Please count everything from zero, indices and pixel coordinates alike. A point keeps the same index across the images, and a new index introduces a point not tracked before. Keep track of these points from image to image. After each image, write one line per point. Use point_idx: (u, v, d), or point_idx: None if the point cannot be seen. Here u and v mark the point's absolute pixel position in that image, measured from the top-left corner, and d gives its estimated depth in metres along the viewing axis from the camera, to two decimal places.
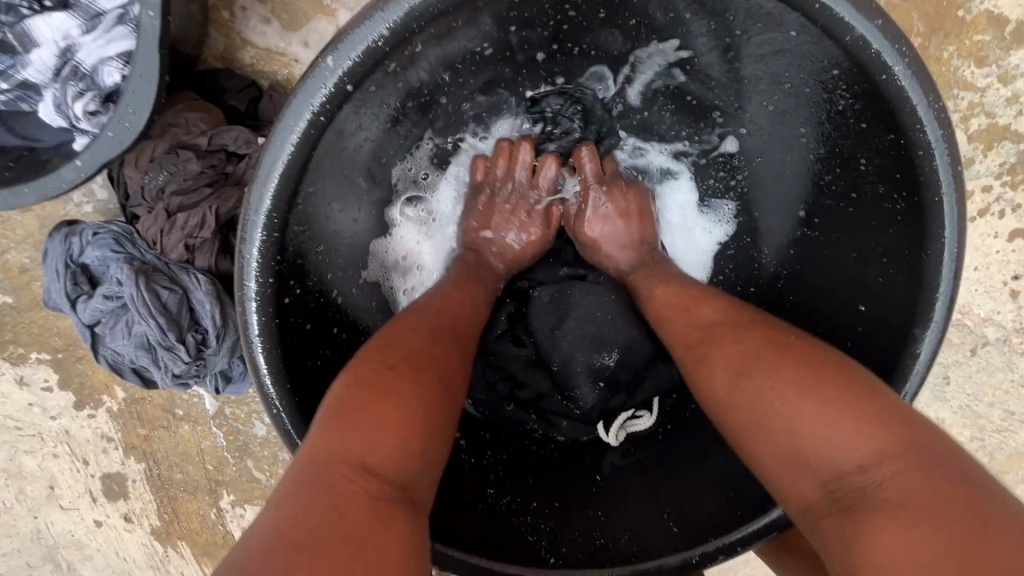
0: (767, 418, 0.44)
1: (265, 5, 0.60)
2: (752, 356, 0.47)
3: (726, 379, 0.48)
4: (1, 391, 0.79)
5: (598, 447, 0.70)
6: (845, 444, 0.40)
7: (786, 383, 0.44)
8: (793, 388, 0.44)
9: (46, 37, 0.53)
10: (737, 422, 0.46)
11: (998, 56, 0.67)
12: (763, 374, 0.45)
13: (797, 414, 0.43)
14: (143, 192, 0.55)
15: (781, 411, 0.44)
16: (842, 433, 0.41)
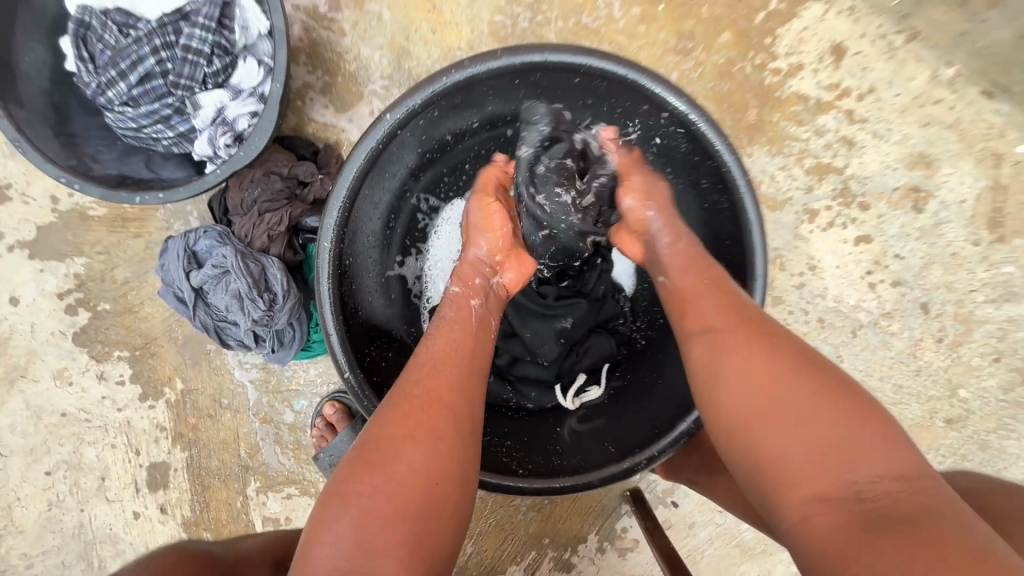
0: (784, 433, 0.51)
1: (325, 96, 0.92)
2: (779, 371, 0.54)
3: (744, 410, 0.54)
4: (81, 387, 0.98)
5: (558, 410, 0.89)
6: (866, 458, 0.48)
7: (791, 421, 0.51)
8: (805, 407, 0.51)
9: (207, 103, 0.74)
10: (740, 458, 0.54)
11: (809, 119, 0.99)
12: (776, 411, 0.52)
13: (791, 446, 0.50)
14: (242, 203, 0.81)
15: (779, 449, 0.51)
16: (862, 457, 0.48)
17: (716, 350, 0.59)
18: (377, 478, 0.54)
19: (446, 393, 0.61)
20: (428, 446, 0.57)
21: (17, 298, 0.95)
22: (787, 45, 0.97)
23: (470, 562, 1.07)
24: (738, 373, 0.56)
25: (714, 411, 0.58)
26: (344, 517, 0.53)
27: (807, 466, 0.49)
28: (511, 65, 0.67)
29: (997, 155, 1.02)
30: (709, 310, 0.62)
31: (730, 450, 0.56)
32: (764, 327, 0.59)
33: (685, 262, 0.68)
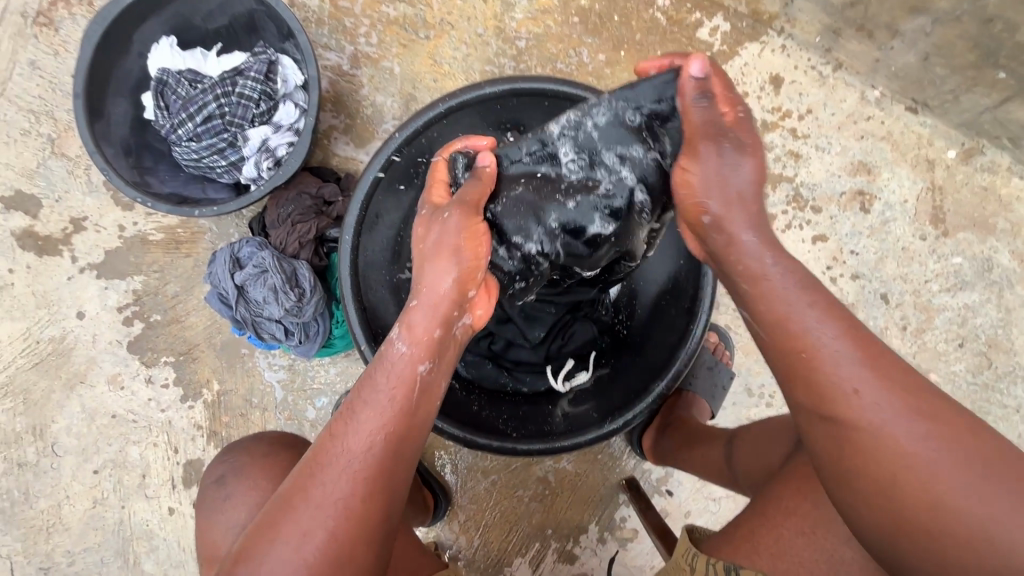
0: (958, 524, 0.50)
1: (346, 135, 1.12)
2: (940, 452, 0.51)
3: (852, 386, 0.55)
4: (131, 390, 1.11)
5: (551, 394, 0.99)
6: (955, 469, 0.51)
7: (901, 409, 0.53)
8: (982, 489, 0.50)
9: (254, 136, 0.94)
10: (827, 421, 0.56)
11: (758, 137, 1.16)
12: (885, 398, 0.54)
13: (892, 427, 0.53)
14: (278, 218, 0.98)
15: (883, 429, 0.53)
16: (940, 453, 0.51)
17: (867, 426, 0.54)
18: (309, 516, 0.59)
19: (393, 432, 0.62)
20: (365, 486, 0.60)
21: (83, 312, 1.11)
22: (732, 78, 1.16)
23: (478, 555, 1.13)
24: (897, 448, 0.52)
25: (856, 473, 0.55)
26: (288, 550, 0.58)
27: (973, 547, 0.49)
28: (492, 92, 0.85)
29: (929, 160, 1.16)
30: (837, 351, 0.56)
31: (868, 511, 0.54)
32: (908, 392, 0.54)
33: (811, 301, 0.59)
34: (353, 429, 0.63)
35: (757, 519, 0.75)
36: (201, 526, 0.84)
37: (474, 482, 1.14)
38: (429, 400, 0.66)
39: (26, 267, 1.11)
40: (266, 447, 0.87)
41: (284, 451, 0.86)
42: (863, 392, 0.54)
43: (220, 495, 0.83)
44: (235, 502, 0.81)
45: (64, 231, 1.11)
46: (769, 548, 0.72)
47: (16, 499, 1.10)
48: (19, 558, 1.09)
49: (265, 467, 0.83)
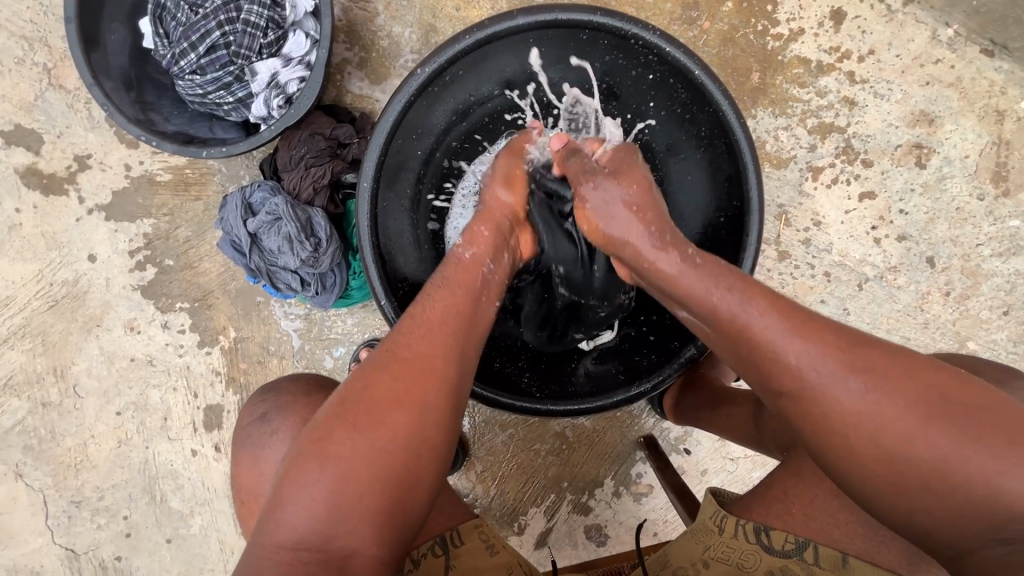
0: (963, 490, 0.51)
1: (361, 70, 1.03)
2: (909, 428, 0.52)
3: (855, 409, 0.53)
4: (148, 335, 1.10)
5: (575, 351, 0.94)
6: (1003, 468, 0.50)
7: (907, 408, 0.52)
8: (966, 441, 0.51)
9: (262, 70, 0.86)
10: (827, 438, 0.55)
11: (811, 80, 1.06)
12: (895, 397, 0.53)
13: (917, 432, 0.52)
14: (290, 160, 0.92)
15: (885, 429, 0.52)
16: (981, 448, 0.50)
17: (809, 390, 0.55)
18: (324, 464, 0.55)
19: (423, 382, 0.59)
20: (396, 419, 0.57)
21: (95, 255, 1.08)
22: (787, 12, 1.05)
23: (494, 503, 1.15)
24: (864, 430, 0.53)
25: (836, 454, 0.55)
26: (310, 484, 0.55)
27: (981, 500, 0.50)
28: (527, 22, 0.75)
29: (999, 111, 1.06)
30: (791, 346, 0.56)
31: (888, 499, 0.54)
32: (845, 346, 0.55)
33: (749, 293, 0.60)
34: (381, 369, 0.60)
35: (787, 480, 0.72)
36: (241, 464, 0.77)
37: (491, 435, 1.15)
38: (453, 373, 0.62)
39: (33, 207, 1.08)
40: (307, 388, 0.79)
41: (327, 392, 0.78)
42: (873, 398, 0.53)
43: (264, 432, 0.75)
44: (280, 439, 0.74)
45: (68, 169, 1.07)
46: (802, 509, 0.69)
47: (43, 437, 1.12)
48: (51, 492, 1.13)
49: (309, 404, 0.75)
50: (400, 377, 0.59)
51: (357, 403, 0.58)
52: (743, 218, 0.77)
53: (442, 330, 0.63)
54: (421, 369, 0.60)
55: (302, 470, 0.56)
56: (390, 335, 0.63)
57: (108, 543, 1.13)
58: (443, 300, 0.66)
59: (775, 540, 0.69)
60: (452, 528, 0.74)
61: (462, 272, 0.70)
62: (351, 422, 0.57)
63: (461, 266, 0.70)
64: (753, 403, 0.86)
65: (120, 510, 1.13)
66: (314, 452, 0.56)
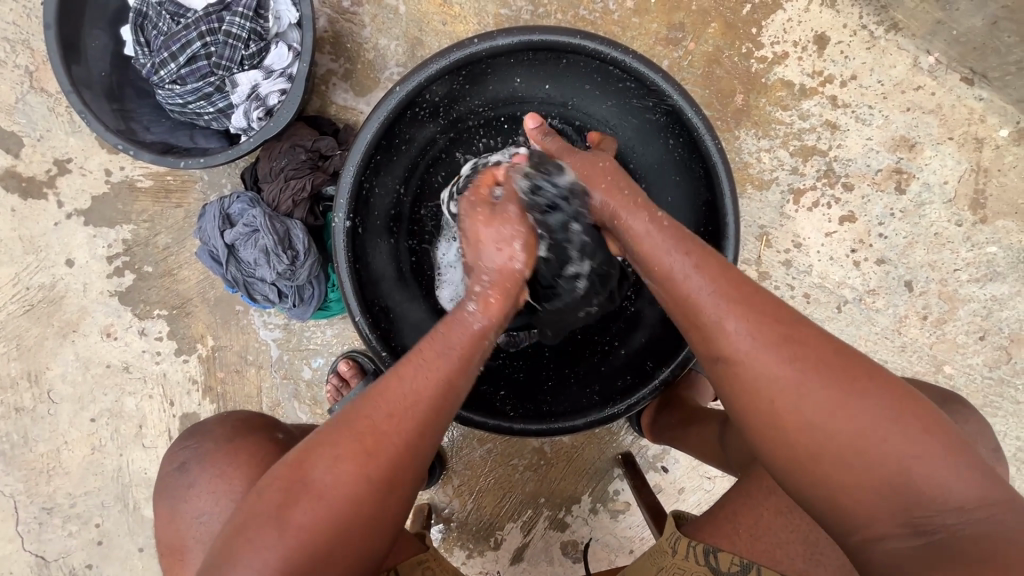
0: (880, 478, 0.50)
1: (346, 82, 1.03)
2: (823, 399, 0.52)
3: (776, 386, 0.53)
4: (125, 341, 1.09)
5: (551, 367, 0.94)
6: (910, 448, 0.50)
7: (806, 365, 0.53)
8: (885, 420, 0.51)
9: (243, 82, 0.86)
10: (745, 407, 0.56)
11: (794, 104, 1.06)
12: (795, 363, 0.53)
13: (822, 402, 0.52)
14: (271, 171, 0.92)
15: (796, 403, 0.53)
16: (888, 430, 0.50)
17: (737, 359, 0.55)
18: (276, 534, 0.53)
19: (375, 460, 0.56)
20: (363, 496, 0.55)
21: (72, 260, 1.07)
22: (772, 36, 1.05)
23: (470, 517, 1.15)
24: (779, 396, 0.53)
25: (753, 419, 0.55)
26: (262, 551, 0.53)
27: (895, 489, 0.50)
28: (507, 43, 0.75)
29: (978, 139, 1.07)
30: (723, 313, 0.56)
31: (793, 474, 0.54)
32: (745, 296, 0.57)
33: (694, 260, 0.61)
34: (352, 445, 0.56)
35: (739, 499, 0.72)
36: (161, 508, 0.75)
37: (469, 449, 1.14)
38: (414, 446, 0.58)
39: (11, 210, 1.07)
40: (230, 430, 0.75)
41: (252, 435, 0.75)
42: (788, 372, 0.53)
43: (183, 484, 0.73)
44: (197, 490, 0.72)
45: (48, 173, 1.06)
46: (750, 529, 0.69)
47: (15, 442, 1.11)
48: (22, 498, 1.12)
49: (232, 451, 0.73)
50: (372, 456, 0.56)
51: (326, 480, 0.55)
52: (717, 244, 0.77)
53: (428, 414, 0.58)
54: (380, 450, 0.56)
55: (243, 539, 0.54)
56: (364, 399, 0.58)
57: (79, 551, 1.12)
58: (435, 373, 0.59)
59: (723, 562, 0.68)
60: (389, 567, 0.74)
61: (450, 354, 0.61)
62: (313, 499, 0.54)
63: (461, 337, 0.62)
64: (717, 421, 0.87)
65: (92, 518, 1.12)
66: (263, 522, 0.54)
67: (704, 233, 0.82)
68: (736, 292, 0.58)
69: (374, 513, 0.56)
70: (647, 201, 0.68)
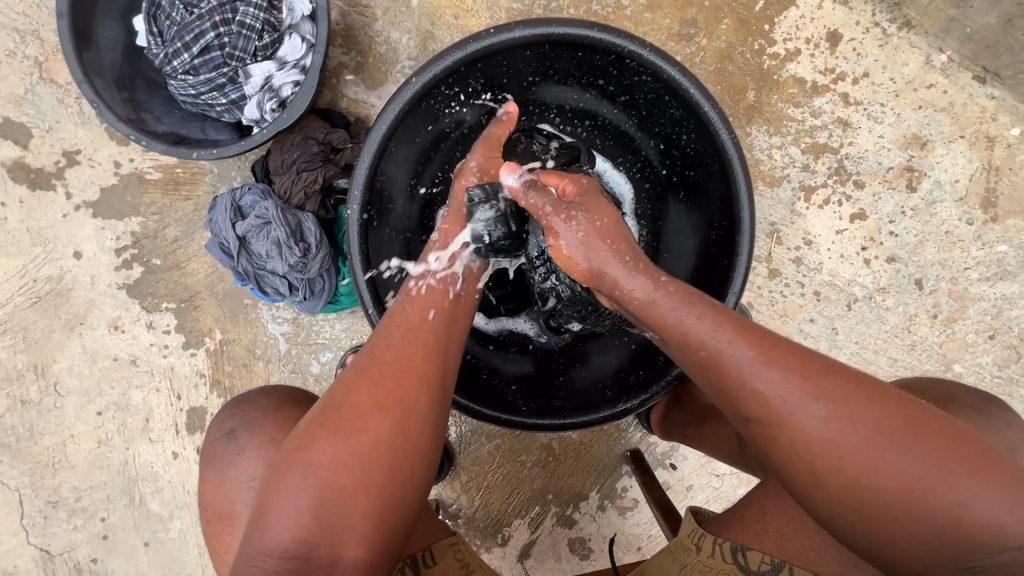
0: (928, 519, 0.52)
1: (357, 75, 1.02)
2: (875, 459, 0.53)
3: (826, 451, 0.54)
4: (132, 334, 1.08)
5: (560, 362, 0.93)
6: (964, 494, 0.51)
7: (853, 426, 0.53)
8: (931, 464, 0.52)
9: (256, 73, 0.86)
10: (796, 471, 0.56)
11: (806, 101, 1.06)
12: (845, 424, 0.53)
13: (875, 462, 0.53)
14: (283, 163, 0.92)
15: (846, 462, 0.53)
16: (938, 478, 0.51)
17: (792, 427, 0.55)
18: (304, 465, 0.56)
19: (383, 380, 0.60)
20: (378, 422, 0.58)
21: (80, 252, 1.07)
22: (784, 32, 1.05)
23: (478, 514, 1.14)
24: (825, 453, 0.54)
25: (798, 475, 0.56)
26: (298, 486, 0.56)
27: (946, 533, 0.51)
28: (523, 36, 0.75)
29: (990, 137, 1.07)
30: (764, 375, 0.56)
31: (846, 522, 0.55)
32: (782, 358, 0.56)
33: (716, 315, 0.60)
34: (360, 378, 0.60)
35: (767, 499, 0.71)
36: (208, 476, 0.74)
37: (477, 445, 1.14)
38: (419, 362, 0.61)
39: (19, 201, 1.06)
40: (277, 401, 0.76)
41: (295, 406, 0.76)
42: (836, 435, 0.54)
43: (231, 450, 0.73)
44: (245, 458, 0.72)
45: (56, 164, 1.05)
46: (780, 529, 0.69)
47: (21, 435, 1.10)
48: (27, 491, 1.11)
49: (280, 419, 0.73)
50: (382, 383, 0.60)
51: (340, 408, 0.59)
52: (733, 239, 0.77)
53: (426, 334, 0.64)
54: (388, 373, 0.60)
55: (277, 481, 0.57)
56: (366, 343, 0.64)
57: (84, 545, 1.11)
58: (425, 303, 0.67)
59: (752, 561, 0.68)
60: (425, 547, 0.74)
61: (435, 289, 0.69)
62: (333, 428, 0.58)
63: (442, 274, 0.71)
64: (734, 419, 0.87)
65: (98, 512, 1.11)
66: (294, 462, 0.57)
67: (719, 229, 0.81)
68: (770, 350, 0.57)
69: (395, 433, 0.58)
70: (648, 264, 0.66)
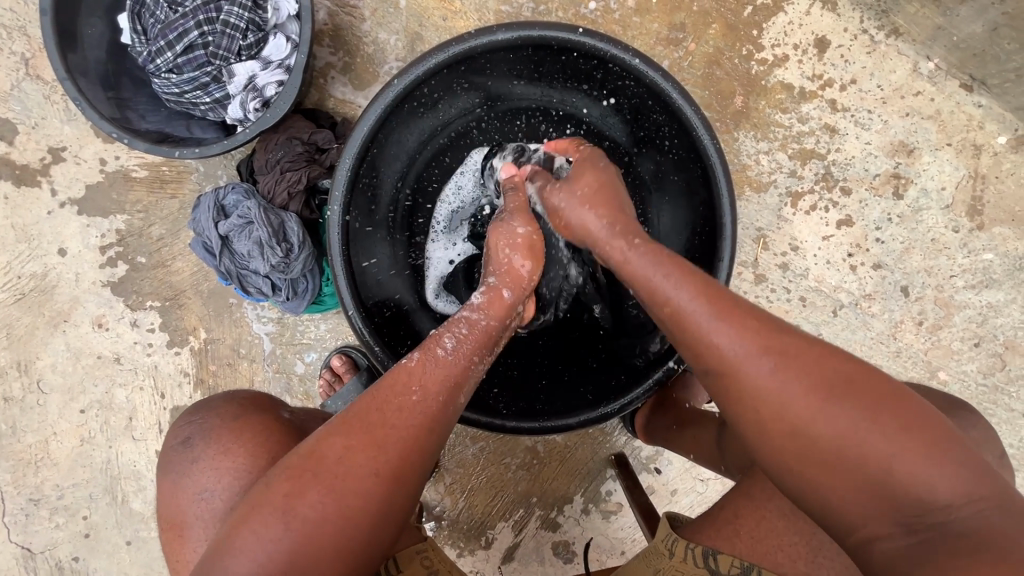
0: (866, 476, 0.50)
1: (344, 75, 1.02)
2: (813, 406, 0.52)
3: (765, 400, 0.54)
4: (116, 332, 1.08)
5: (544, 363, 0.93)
6: (897, 451, 0.50)
7: (790, 375, 0.53)
8: (871, 421, 0.50)
9: (241, 72, 0.86)
10: (741, 422, 0.56)
11: (794, 106, 1.06)
12: (781, 374, 0.53)
13: (812, 411, 0.52)
14: (267, 163, 0.91)
15: (786, 413, 0.53)
16: (871, 432, 0.50)
17: (736, 373, 0.55)
18: (287, 516, 0.54)
19: (380, 443, 0.57)
20: (367, 488, 0.56)
21: (65, 249, 1.07)
22: (773, 38, 1.05)
23: (461, 516, 1.14)
24: (765, 403, 0.54)
25: (744, 423, 0.56)
26: (273, 536, 0.54)
27: (886, 493, 0.50)
28: (505, 38, 0.75)
29: (976, 145, 1.07)
30: (713, 326, 0.56)
31: (792, 479, 0.54)
32: (728, 312, 0.57)
33: (674, 275, 0.61)
34: (360, 433, 0.57)
35: (741, 502, 0.71)
36: (162, 487, 0.72)
37: (462, 447, 1.14)
38: (422, 435, 0.59)
39: (4, 198, 1.06)
40: (237, 409, 0.74)
41: (257, 414, 0.74)
42: (776, 384, 0.53)
43: (185, 460, 0.71)
44: (201, 466, 0.70)
45: (42, 161, 1.05)
46: (749, 531, 0.69)
47: (3, 432, 1.10)
48: (9, 489, 1.11)
49: (237, 429, 0.71)
50: (380, 448, 0.57)
51: (334, 466, 0.56)
52: (715, 243, 0.77)
53: (436, 404, 0.61)
54: (386, 435, 0.58)
55: (253, 519, 0.55)
56: (375, 390, 0.60)
57: (66, 543, 1.11)
58: (445, 368, 0.63)
59: (722, 565, 0.67)
60: (390, 556, 0.72)
61: (457, 356, 0.64)
62: (324, 484, 0.55)
63: (474, 335, 0.67)
64: (716, 423, 0.86)
65: (80, 510, 1.11)
66: (274, 509, 0.55)
67: (701, 234, 0.81)
68: (714, 300, 0.58)
69: (383, 499, 0.57)
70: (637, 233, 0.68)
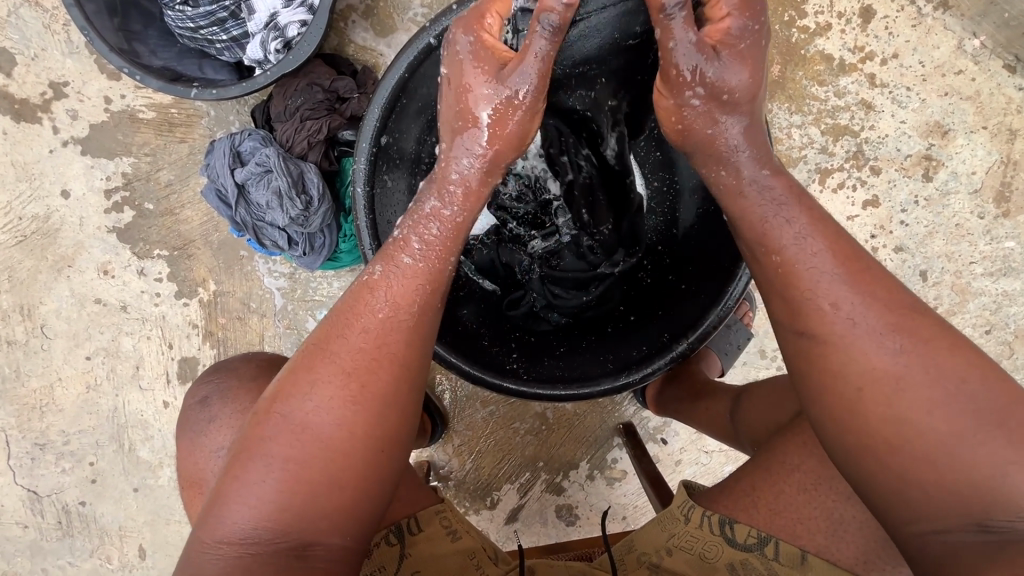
0: (947, 470, 0.50)
1: (366, 20, 0.97)
2: (922, 384, 0.52)
3: (876, 366, 0.53)
4: (122, 281, 1.05)
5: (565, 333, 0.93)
6: (994, 448, 0.49)
7: (909, 352, 0.53)
8: (973, 418, 0.50)
9: (261, 9, 0.82)
10: (829, 394, 0.55)
11: (831, 79, 1.03)
12: (898, 347, 0.53)
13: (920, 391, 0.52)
14: (286, 110, 0.87)
15: (897, 386, 0.52)
16: (974, 428, 0.50)
17: (849, 347, 0.54)
18: (268, 453, 0.56)
19: (342, 386, 0.57)
20: (343, 415, 0.56)
21: (68, 191, 1.02)
22: (817, 4, 1.01)
23: (468, 476, 1.15)
24: (865, 373, 0.53)
25: (831, 396, 0.55)
26: (263, 477, 0.55)
27: (967, 485, 0.50)
28: None
29: (1012, 130, 1.05)
30: (832, 288, 0.56)
31: (856, 455, 0.54)
32: (860, 280, 0.56)
33: (810, 226, 0.59)
34: (329, 368, 0.58)
35: (758, 474, 0.72)
36: (182, 444, 0.73)
37: (472, 410, 1.14)
38: (392, 364, 0.59)
39: (3, 133, 1.01)
40: (255, 370, 0.73)
41: (274, 376, 0.73)
42: (892, 362, 0.53)
43: (202, 419, 0.72)
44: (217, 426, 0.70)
45: (42, 96, 0.99)
46: (768, 504, 0.70)
47: (7, 376, 1.08)
48: (15, 432, 1.10)
49: (254, 390, 0.71)
50: (353, 376, 0.57)
51: (300, 403, 0.57)
52: None
53: (405, 321, 0.60)
54: (356, 368, 0.57)
55: (240, 467, 0.56)
56: (338, 317, 0.60)
57: (72, 488, 1.11)
58: (412, 280, 0.61)
59: (739, 535, 0.70)
60: (410, 516, 0.74)
61: (425, 262, 0.63)
62: (299, 423, 0.56)
63: (441, 239, 0.64)
64: (732, 397, 0.87)
65: (87, 456, 1.10)
66: (258, 453, 0.56)
67: None
68: (839, 263, 0.57)
69: (364, 425, 0.57)
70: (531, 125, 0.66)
